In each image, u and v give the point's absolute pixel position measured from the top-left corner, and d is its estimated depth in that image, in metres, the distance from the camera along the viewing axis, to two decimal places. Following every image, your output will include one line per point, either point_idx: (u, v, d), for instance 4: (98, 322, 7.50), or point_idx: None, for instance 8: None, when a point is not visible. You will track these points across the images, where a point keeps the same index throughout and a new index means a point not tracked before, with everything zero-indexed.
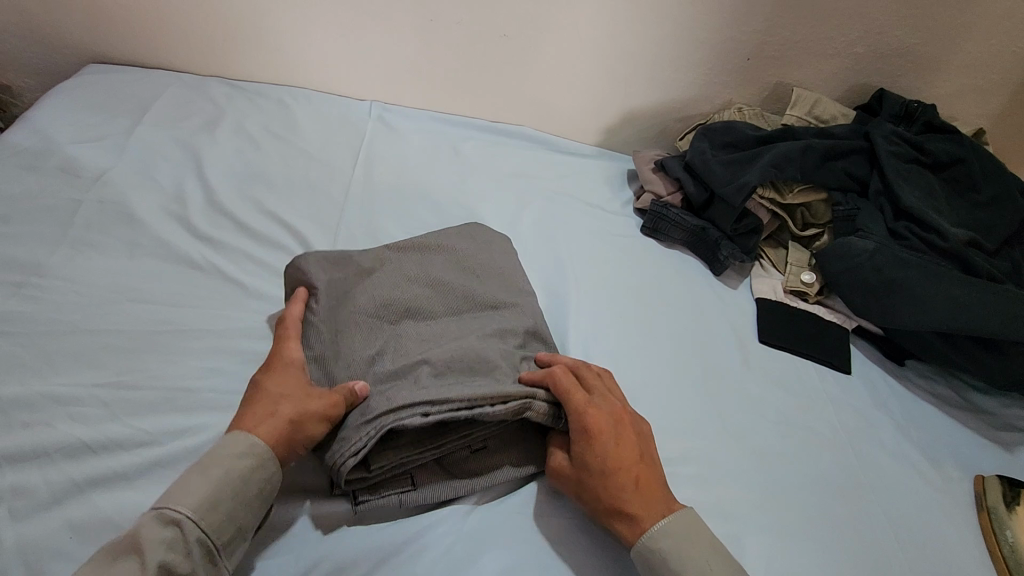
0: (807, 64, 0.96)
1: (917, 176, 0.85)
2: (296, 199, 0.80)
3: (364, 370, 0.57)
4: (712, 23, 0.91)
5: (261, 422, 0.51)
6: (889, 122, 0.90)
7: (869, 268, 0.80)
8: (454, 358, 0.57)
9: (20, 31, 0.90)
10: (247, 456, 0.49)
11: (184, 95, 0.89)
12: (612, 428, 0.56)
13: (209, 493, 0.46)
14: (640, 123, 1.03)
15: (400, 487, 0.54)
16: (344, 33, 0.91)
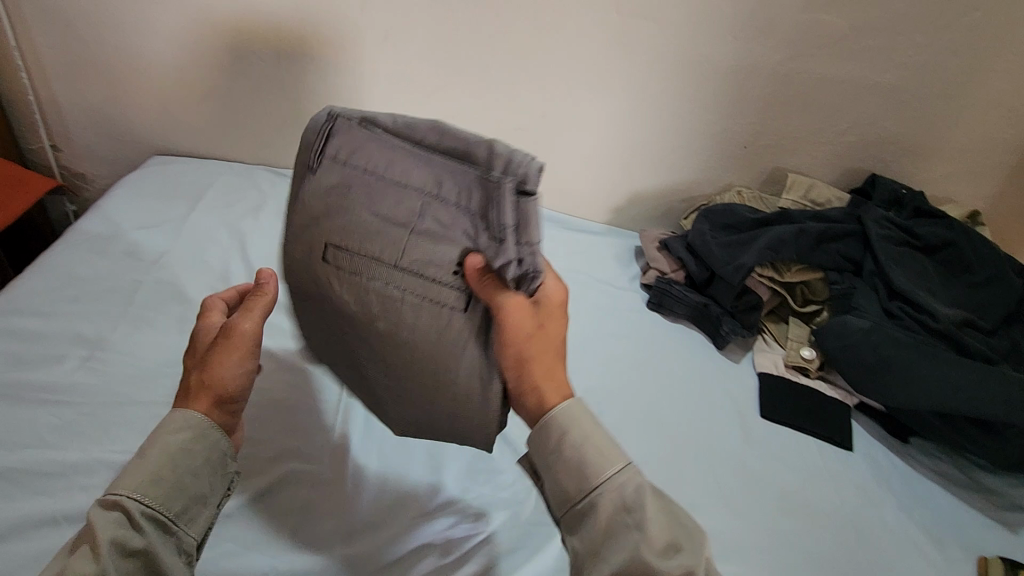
0: (802, 151, 1.02)
1: (910, 258, 0.89)
2: None
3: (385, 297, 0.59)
4: (708, 116, 0.99)
5: (196, 400, 0.55)
6: (880, 206, 0.95)
7: (867, 346, 0.83)
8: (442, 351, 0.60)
9: (97, 128, 1.03)
10: (187, 427, 0.53)
11: (234, 183, 1.00)
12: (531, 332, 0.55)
13: (149, 474, 0.50)
14: (647, 203, 1.11)
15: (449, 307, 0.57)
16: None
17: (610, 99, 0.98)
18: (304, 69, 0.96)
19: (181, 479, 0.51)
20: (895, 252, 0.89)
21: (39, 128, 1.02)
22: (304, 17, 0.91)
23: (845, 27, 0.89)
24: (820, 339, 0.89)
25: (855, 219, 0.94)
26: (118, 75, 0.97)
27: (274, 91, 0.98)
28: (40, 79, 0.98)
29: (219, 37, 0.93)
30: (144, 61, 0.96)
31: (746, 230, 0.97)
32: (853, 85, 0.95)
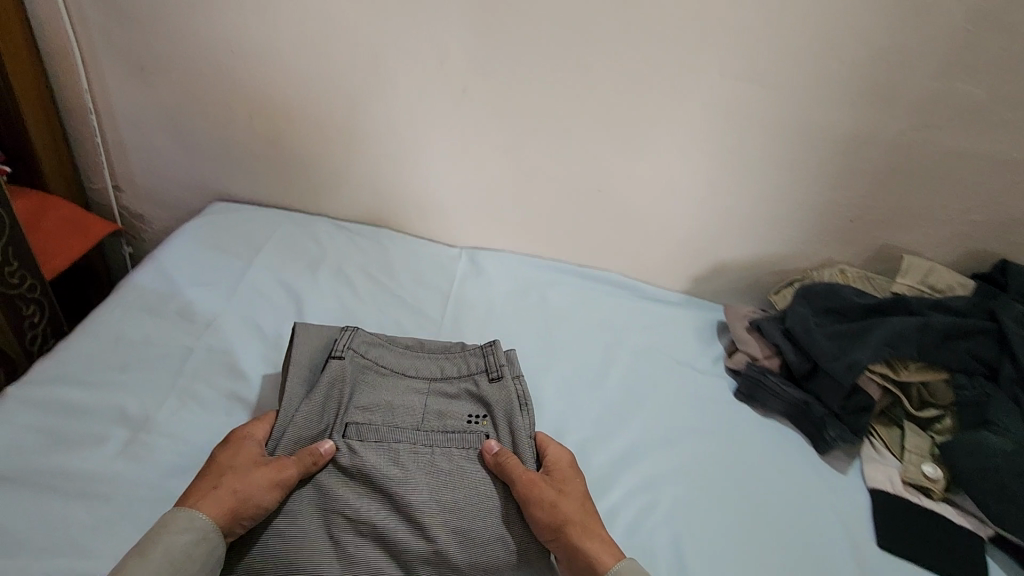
0: (917, 229, 0.90)
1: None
2: None
3: (348, 531, 0.60)
4: (810, 185, 0.89)
5: (206, 503, 0.57)
6: (1017, 300, 0.82)
7: (1011, 473, 0.70)
8: (439, 504, 0.62)
9: (161, 173, 1.00)
10: (190, 529, 0.55)
11: (294, 235, 0.95)
12: (580, 510, 0.64)
13: (168, 560, 0.52)
14: (733, 275, 1.00)
15: (418, 550, 0.60)
16: (445, 181, 0.96)
17: (700, 164, 0.89)
18: (373, 121, 0.91)
19: (185, 564, 0.53)
20: None
21: (104, 170, 1.00)
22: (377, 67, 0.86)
23: (985, 97, 0.77)
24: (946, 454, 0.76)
25: (986, 313, 0.82)
26: (185, 121, 0.94)
27: (340, 140, 0.93)
28: (108, 122, 0.95)
29: (289, 85, 0.89)
30: (212, 107, 0.92)
31: (853, 317, 0.85)
32: (987, 160, 0.83)
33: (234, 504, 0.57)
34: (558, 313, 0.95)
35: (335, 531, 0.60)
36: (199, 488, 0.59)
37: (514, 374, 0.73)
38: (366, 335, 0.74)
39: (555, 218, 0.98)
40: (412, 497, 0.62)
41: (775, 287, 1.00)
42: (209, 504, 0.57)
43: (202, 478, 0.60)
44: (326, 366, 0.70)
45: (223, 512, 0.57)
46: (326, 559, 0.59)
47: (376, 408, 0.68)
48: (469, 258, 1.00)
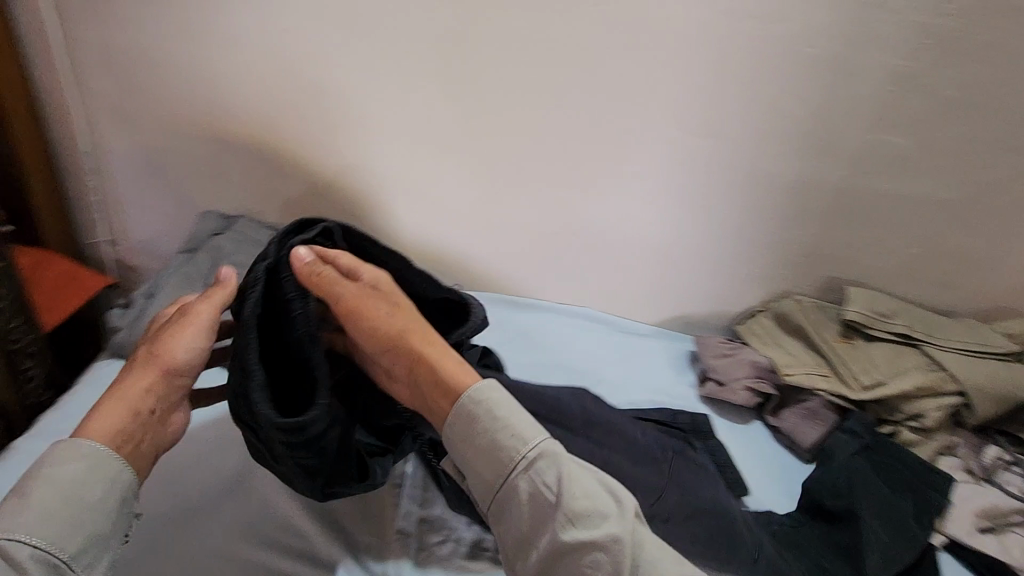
0: (864, 262, 0.99)
1: (877, 481, 0.82)
2: None
3: (211, 285, 0.89)
4: (764, 229, 0.98)
5: (111, 404, 0.61)
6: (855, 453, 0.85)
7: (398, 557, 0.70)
8: None
9: (161, 221, 1.03)
10: (90, 458, 0.57)
11: (262, 254, 0.96)
12: (397, 336, 0.65)
13: (55, 500, 0.54)
14: (703, 308, 1.08)
15: (226, 284, 0.90)
16: (442, 231, 1.02)
17: (655, 220, 0.98)
18: (375, 174, 0.97)
19: (62, 514, 0.54)
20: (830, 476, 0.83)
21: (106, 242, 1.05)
22: (376, 130, 0.93)
23: (911, 147, 0.87)
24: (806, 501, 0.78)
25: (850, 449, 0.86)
26: (189, 181, 0.99)
27: (340, 197, 1.00)
28: (105, 177, 0.99)
29: (292, 146, 0.95)
30: (212, 163, 0.97)
31: (788, 404, 0.93)
32: (921, 200, 0.92)
33: (141, 423, 0.62)
34: (536, 339, 1.02)
35: (208, 287, 0.89)
36: (121, 386, 0.62)
37: (321, 229, 1.02)
38: (255, 224, 0.99)
39: (547, 245, 1.02)
40: (234, 274, 0.91)
41: (741, 318, 1.08)
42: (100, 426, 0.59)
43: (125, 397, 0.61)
44: (210, 238, 0.96)
45: (117, 415, 0.60)
46: None
47: (212, 242, 0.95)
48: None
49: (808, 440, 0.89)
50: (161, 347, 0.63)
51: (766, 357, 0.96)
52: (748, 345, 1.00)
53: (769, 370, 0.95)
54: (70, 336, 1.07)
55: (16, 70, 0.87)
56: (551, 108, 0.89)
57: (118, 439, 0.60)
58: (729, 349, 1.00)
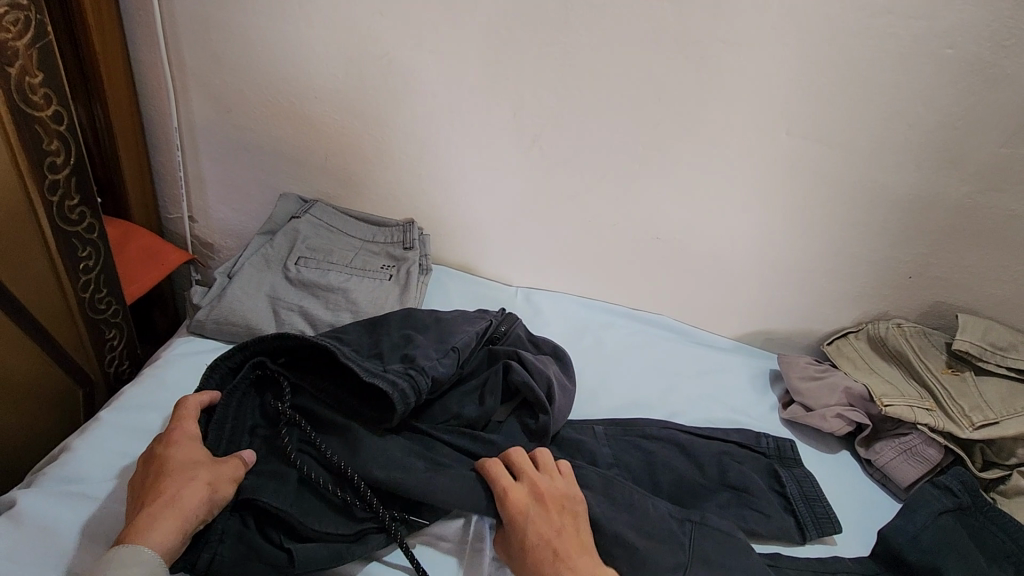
0: (978, 287, 0.90)
1: (991, 529, 0.73)
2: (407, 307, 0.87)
3: (289, 266, 0.89)
4: (868, 244, 0.90)
5: (152, 517, 0.54)
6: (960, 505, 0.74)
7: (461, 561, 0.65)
8: (338, 260, 0.92)
9: (240, 200, 1.03)
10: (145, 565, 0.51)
11: (338, 239, 0.96)
12: (563, 528, 0.61)
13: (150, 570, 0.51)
14: (788, 325, 1.02)
15: (304, 266, 0.89)
16: (518, 227, 0.99)
17: (747, 228, 0.92)
18: (456, 163, 0.95)
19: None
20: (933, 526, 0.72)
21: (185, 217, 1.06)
22: (461, 121, 0.90)
23: None
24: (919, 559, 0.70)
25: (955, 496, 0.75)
26: (271, 163, 0.99)
27: (419, 185, 0.98)
28: (191, 156, 1.00)
29: (375, 131, 0.94)
30: (295, 145, 0.97)
31: (883, 437, 0.86)
32: None
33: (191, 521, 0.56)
34: (609, 345, 0.98)
35: (287, 269, 0.89)
36: (162, 496, 0.56)
37: (396, 219, 1.01)
38: (331, 209, 0.98)
39: (627, 247, 0.98)
40: (312, 258, 0.91)
41: (829, 337, 1.00)
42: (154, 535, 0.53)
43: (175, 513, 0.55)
44: (288, 222, 0.95)
45: (172, 525, 0.54)
46: (253, 303, 0.85)
47: (290, 225, 0.94)
48: (525, 297, 1.03)
49: (905, 478, 0.82)
50: (180, 491, 0.56)
51: (861, 384, 0.89)
52: (839, 369, 0.93)
53: (864, 397, 0.88)
54: (146, 308, 1.09)
55: (116, 45, 0.88)
56: (647, 107, 0.84)
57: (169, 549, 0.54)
58: (819, 371, 0.93)
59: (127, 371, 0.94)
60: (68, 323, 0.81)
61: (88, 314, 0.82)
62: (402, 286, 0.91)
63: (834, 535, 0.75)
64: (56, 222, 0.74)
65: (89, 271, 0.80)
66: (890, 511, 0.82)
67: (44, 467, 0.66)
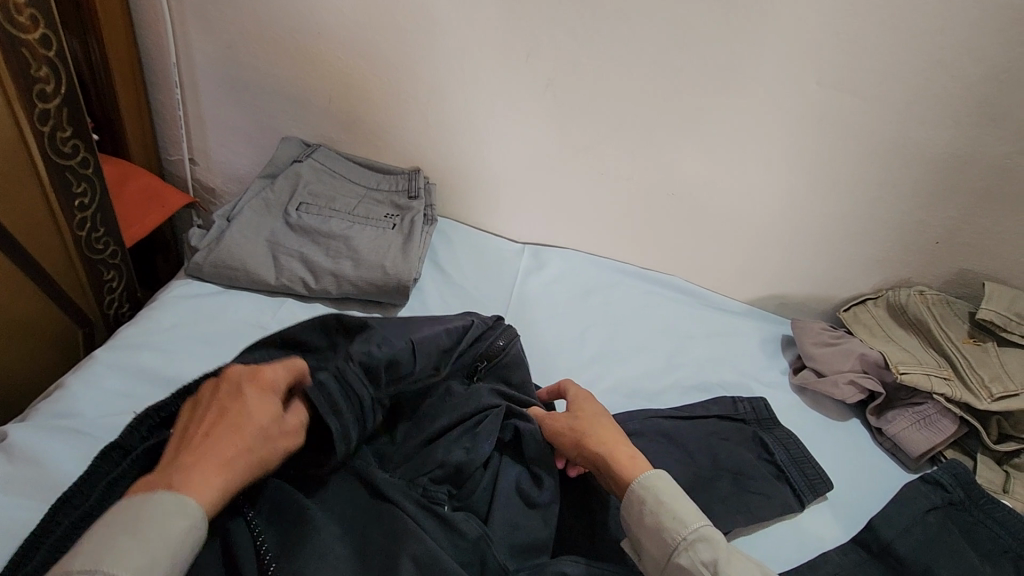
0: (1006, 256, 0.86)
1: (987, 523, 0.70)
2: (409, 257, 0.85)
3: (290, 212, 0.86)
4: (893, 206, 0.86)
5: (195, 472, 0.49)
6: (947, 499, 0.72)
7: None
8: (340, 208, 0.89)
9: (242, 143, 1.00)
10: (181, 515, 0.46)
11: (341, 185, 0.92)
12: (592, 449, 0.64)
13: (157, 547, 0.45)
14: (804, 290, 0.98)
15: (306, 213, 0.87)
16: (528, 178, 0.96)
17: (767, 186, 0.88)
18: (464, 108, 0.91)
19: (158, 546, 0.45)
20: (918, 518, 0.70)
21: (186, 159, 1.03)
22: (472, 63, 0.86)
23: None
24: (912, 540, 0.68)
25: (942, 490, 0.73)
26: (273, 104, 0.95)
27: (424, 131, 0.94)
28: (190, 94, 0.96)
29: (380, 71, 0.89)
30: (298, 85, 0.93)
31: (895, 406, 0.84)
32: None
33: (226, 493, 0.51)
34: (616, 305, 0.96)
35: (288, 215, 0.86)
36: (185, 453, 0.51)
37: (401, 169, 0.97)
38: (335, 154, 0.95)
39: (639, 203, 0.94)
40: (314, 204, 0.88)
41: (845, 303, 0.97)
42: (197, 485, 0.49)
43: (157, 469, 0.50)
44: (289, 166, 0.92)
45: (216, 471, 0.50)
46: (252, 249, 0.82)
47: (292, 171, 0.91)
48: (532, 254, 1.00)
49: (916, 448, 0.80)
50: (234, 412, 0.54)
51: (876, 351, 0.86)
52: (853, 335, 0.90)
53: (879, 365, 0.85)
54: (148, 253, 1.08)
55: None
56: (669, 50, 0.79)
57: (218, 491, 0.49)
58: (833, 337, 0.90)
59: (128, 313, 0.93)
60: (65, 261, 0.79)
61: (85, 254, 0.81)
62: (405, 235, 0.87)
63: (826, 492, 0.74)
64: (48, 155, 0.71)
65: (85, 208, 0.78)
66: (896, 481, 0.80)
67: (38, 403, 0.66)
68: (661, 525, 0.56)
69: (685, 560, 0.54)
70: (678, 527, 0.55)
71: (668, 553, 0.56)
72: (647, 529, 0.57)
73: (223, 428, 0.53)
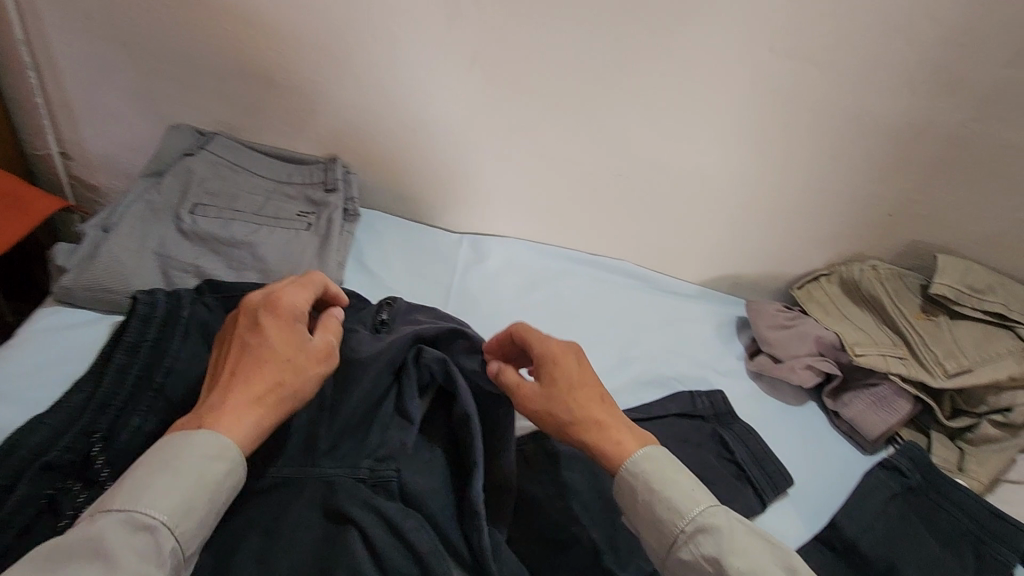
0: (957, 227, 0.84)
1: (945, 507, 0.69)
2: (327, 262, 0.75)
3: (183, 216, 0.74)
4: (846, 179, 0.81)
5: (230, 415, 0.51)
6: (902, 484, 0.71)
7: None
8: (245, 207, 0.77)
9: (125, 133, 0.86)
10: (218, 460, 0.49)
11: (245, 180, 0.80)
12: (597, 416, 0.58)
13: (184, 498, 0.46)
14: (758, 268, 0.94)
15: (204, 216, 0.75)
16: (462, 163, 0.86)
17: (717, 162, 0.82)
18: (382, 86, 0.79)
19: (194, 500, 0.47)
20: (874, 508, 0.69)
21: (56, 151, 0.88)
22: (387, 35, 0.75)
23: None
24: (873, 535, 0.66)
25: (897, 474, 0.72)
26: (155, 86, 0.81)
27: (339, 113, 0.83)
28: (52, 77, 0.81)
29: (279, 45, 0.77)
30: (183, 63, 0.79)
31: (852, 388, 0.82)
32: None
33: (274, 419, 0.53)
34: (564, 297, 0.89)
35: (180, 219, 0.74)
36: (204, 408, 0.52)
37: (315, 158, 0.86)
38: (236, 144, 0.82)
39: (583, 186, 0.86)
40: (211, 205, 0.76)
41: (798, 280, 0.94)
42: (227, 425, 0.51)
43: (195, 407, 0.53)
44: (180, 160, 0.79)
45: (254, 415, 0.52)
46: (138, 263, 0.70)
47: (182, 167, 0.78)
48: (471, 245, 0.92)
49: (872, 430, 0.78)
50: (268, 357, 0.55)
51: (832, 332, 0.83)
52: (809, 315, 0.87)
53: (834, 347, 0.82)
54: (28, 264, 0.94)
55: None
56: (609, 18, 0.70)
57: (248, 436, 0.51)
58: (789, 318, 0.86)
59: None
60: None
61: None
62: (322, 235, 0.77)
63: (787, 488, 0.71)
64: None
65: None
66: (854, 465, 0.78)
67: None
68: (656, 515, 0.53)
69: (688, 551, 0.51)
70: (687, 506, 0.52)
71: (668, 545, 0.53)
72: (642, 515, 0.54)
73: (261, 366, 0.54)
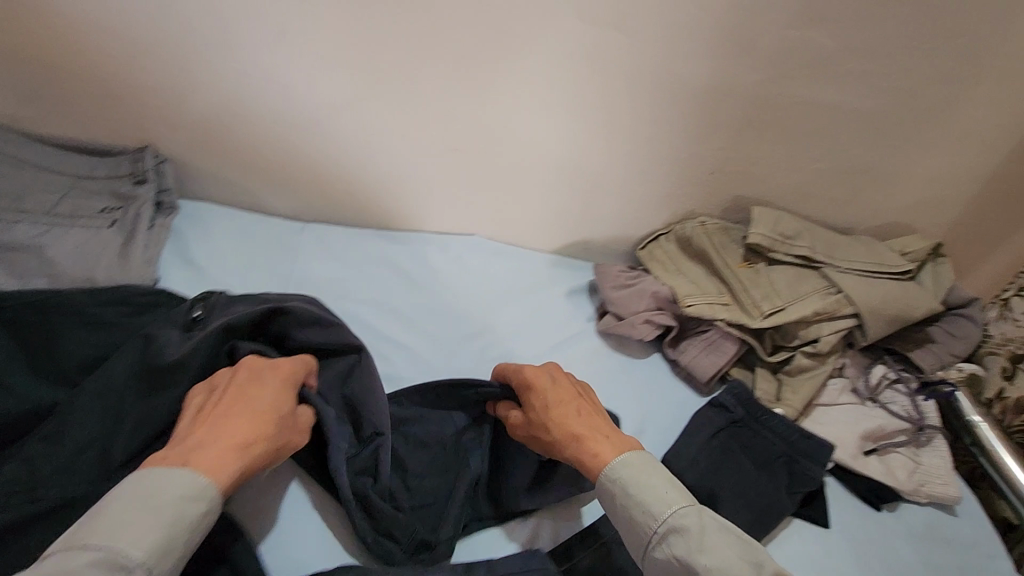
0: (770, 180, 0.91)
1: (762, 434, 0.76)
2: (135, 265, 0.72)
3: None
4: (667, 142, 0.86)
5: (218, 454, 0.52)
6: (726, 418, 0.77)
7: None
8: (38, 210, 0.71)
9: None
10: (198, 498, 0.50)
11: (35, 178, 0.73)
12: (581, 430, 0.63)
13: (164, 533, 0.47)
14: (604, 232, 0.98)
15: None
16: (288, 144, 0.82)
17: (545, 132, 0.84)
18: (184, 66, 0.74)
19: (175, 537, 0.47)
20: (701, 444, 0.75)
21: None
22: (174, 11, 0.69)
23: (835, 48, 0.75)
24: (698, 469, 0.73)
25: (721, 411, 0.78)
26: None
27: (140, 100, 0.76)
28: None
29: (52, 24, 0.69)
30: None
31: (686, 337, 0.88)
32: (837, 112, 0.82)
33: (247, 458, 0.54)
34: (413, 277, 0.88)
35: None
36: (213, 442, 0.53)
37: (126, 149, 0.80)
38: (23, 138, 0.75)
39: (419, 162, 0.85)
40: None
41: (642, 241, 0.99)
42: (212, 461, 0.52)
43: (176, 442, 0.54)
44: None
45: (235, 457, 0.53)
46: None
47: None
48: (311, 233, 0.88)
49: (703, 373, 0.84)
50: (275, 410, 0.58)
51: (666, 286, 0.88)
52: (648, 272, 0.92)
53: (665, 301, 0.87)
54: None
55: None
56: None
57: (230, 474, 0.52)
58: (630, 278, 0.91)
59: None
60: None
61: None
62: (127, 235, 0.73)
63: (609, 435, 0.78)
64: None
65: None
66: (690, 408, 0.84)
67: None
68: (634, 519, 0.57)
69: (661, 551, 0.54)
70: (659, 510, 0.55)
71: (646, 548, 0.56)
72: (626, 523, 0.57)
73: (259, 414, 0.57)
